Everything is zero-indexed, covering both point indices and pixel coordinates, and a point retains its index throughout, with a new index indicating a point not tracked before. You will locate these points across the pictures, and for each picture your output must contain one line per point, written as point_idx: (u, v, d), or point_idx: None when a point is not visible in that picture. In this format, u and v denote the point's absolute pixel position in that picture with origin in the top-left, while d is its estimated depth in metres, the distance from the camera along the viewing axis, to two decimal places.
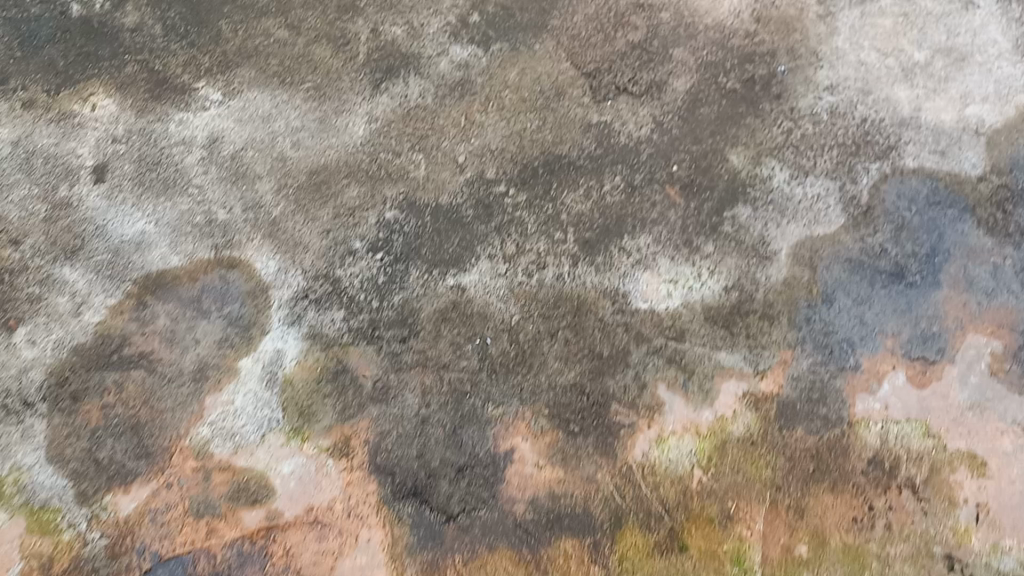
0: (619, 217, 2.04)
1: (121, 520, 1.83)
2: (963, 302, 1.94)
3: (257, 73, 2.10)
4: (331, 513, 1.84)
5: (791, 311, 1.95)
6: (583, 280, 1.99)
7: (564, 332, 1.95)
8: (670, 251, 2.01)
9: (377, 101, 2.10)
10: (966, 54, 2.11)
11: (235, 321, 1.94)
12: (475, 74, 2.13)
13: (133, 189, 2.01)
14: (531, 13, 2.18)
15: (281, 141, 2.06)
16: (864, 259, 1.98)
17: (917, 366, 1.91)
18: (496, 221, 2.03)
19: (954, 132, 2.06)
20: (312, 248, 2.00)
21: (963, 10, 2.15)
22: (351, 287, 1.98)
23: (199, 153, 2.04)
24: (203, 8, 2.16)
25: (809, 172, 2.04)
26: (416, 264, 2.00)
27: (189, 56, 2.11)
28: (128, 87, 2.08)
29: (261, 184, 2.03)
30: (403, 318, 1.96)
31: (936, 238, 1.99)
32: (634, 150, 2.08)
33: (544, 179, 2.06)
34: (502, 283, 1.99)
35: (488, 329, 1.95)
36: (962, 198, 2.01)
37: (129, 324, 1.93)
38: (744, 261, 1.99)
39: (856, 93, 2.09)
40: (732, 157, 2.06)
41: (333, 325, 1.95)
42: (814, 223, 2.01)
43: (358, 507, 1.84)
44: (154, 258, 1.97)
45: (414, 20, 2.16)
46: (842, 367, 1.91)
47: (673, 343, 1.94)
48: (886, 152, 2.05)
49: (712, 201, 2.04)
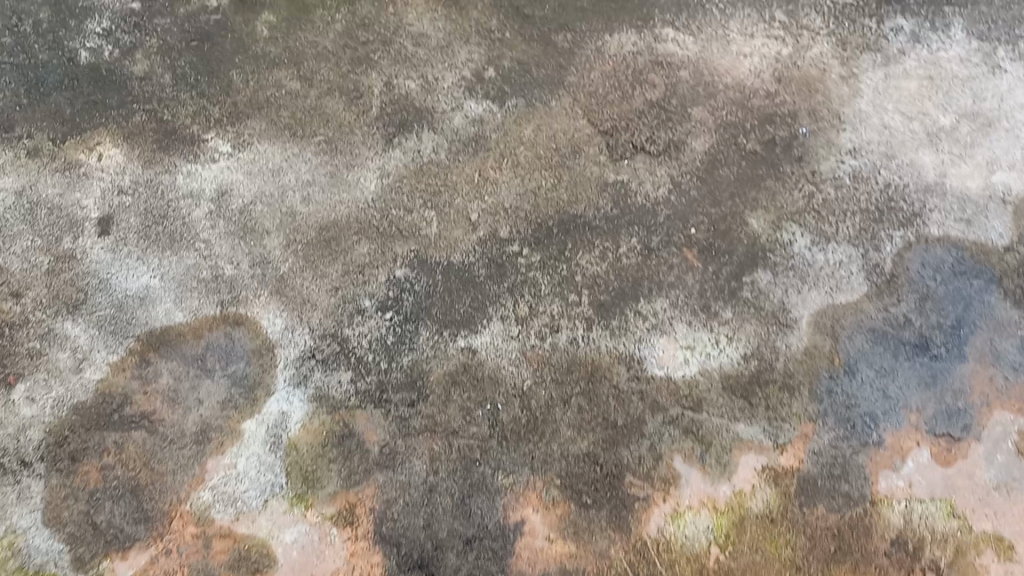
0: (635, 280, 1.98)
1: None
2: (990, 376, 1.89)
3: (268, 124, 2.06)
4: None
5: (812, 382, 1.90)
6: (598, 344, 1.93)
7: (578, 398, 1.89)
8: (687, 316, 1.95)
9: (389, 155, 2.05)
10: (992, 119, 2.06)
11: (239, 381, 1.89)
12: (489, 130, 2.08)
13: (140, 242, 1.97)
14: (548, 69, 2.13)
15: (291, 195, 2.01)
16: (888, 329, 1.93)
17: (942, 443, 1.85)
18: (509, 281, 1.97)
19: (980, 200, 2.01)
20: (320, 306, 1.95)
21: (990, 74, 2.10)
22: (359, 347, 1.92)
23: (208, 206, 2.00)
24: (215, 58, 2.10)
25: (831, 238, 1.99)
26: (426, 324, 1.94)
27: (198, 106, 2.06)
28: (136, 137, 2.04)
29: (269, 240, 1.98)
30: (412, 380, 1.90)
31: (962, 309, 1.93)
32: (651, 211, 2.03)
33: (558, 239, 2.00)
34: (514, 346, 1.93)
35: (499, 394, 1.90)
36: (989, 268, 1.96)
37: (131, 382, 1.89)
38: (764, 328, 1.94)
39: (880, 157, 2.04)
40: (752, 221, 2.01)
41: (340, 387, 1.90)
42: (836, 290, 1.96)
43: None
44: (158, 314, 1.93)
45: (428, 74, 2.11)
46: (865, 443, 1.86)
47: (690, 413, 1.88)
48: (911, 219, 2.00)
49: (731, 265, 1.98)
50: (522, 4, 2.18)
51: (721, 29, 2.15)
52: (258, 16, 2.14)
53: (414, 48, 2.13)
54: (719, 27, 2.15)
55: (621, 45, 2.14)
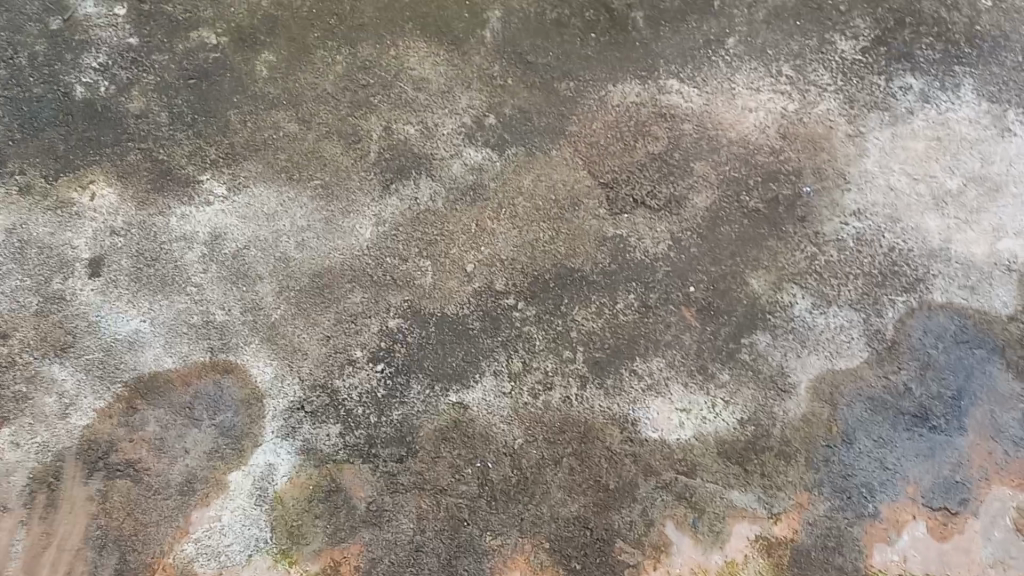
0: (632, 337, 1.94)
1: None
2: (989, 449, 1.87)
3: (265, 166, 2.03)
4: None
5: (809, 451, 1.88)
6: (591, 404, 1.90)
7: (570, 459, 1.86)
8: (683, 377, 1.92)
9: (386, 203, 2.02)
10: (1000, 184, 2.03)
11: (225, 432, 1.87)
12: (487, 179, 2.04)
13: (130, 285, 1.95)
14: (549, 118, 2.08)
15: (285, 242, 1.98)
16: (887, 399, 1.90)
17: (939, 516, 1.84)
18: (504, 335, 1.94)
19: (985, 267, 1.98)
20: (311, 356, 1.91)
21: (998, 136, 2.07)
22: (349, 399, 1.89)
23: (200, 250, 1.97)
24: (212, 96, 2.07)
25: (832, 301, 1.96)
26: (418, 378, 1.91)
27: (195, 146, 2.04)
28: (129, 177, 2.01)
29: (262, 286, 1.96)
30: (402, 436, 1.87)
31: (963, 379, 1.91)
32: (650, 267, 1.99)
33: (555, 293, 1.97)
34: (507, 403, 1.89)
35: (490, 453, 1.87)
36: (990, 338, 1.94)
37: (117, 430, 1.87)
38: (761, 392, 1.91)
39: (884, 220, 2.01)
40: (752, 281, 1.98)
41: (329, 441, 1.87)
42: (835, 355, 1.93)
43: None
44: (147, 359, 1.90)
45: (428, 120, 2.07)
46: (860, 514, 1.85)
47: (684, 478, 1.87)
48: (914, 284, 1.97)
49: (730, 326, 1.95)
50: (526, 51, 2.12)
51: (727, 82, 2.10)
52: (259, 56, 2.10)
53: (414, 93, 2.09)
54: (725, 80, 2.11)
55: (625, 95, 2.10)
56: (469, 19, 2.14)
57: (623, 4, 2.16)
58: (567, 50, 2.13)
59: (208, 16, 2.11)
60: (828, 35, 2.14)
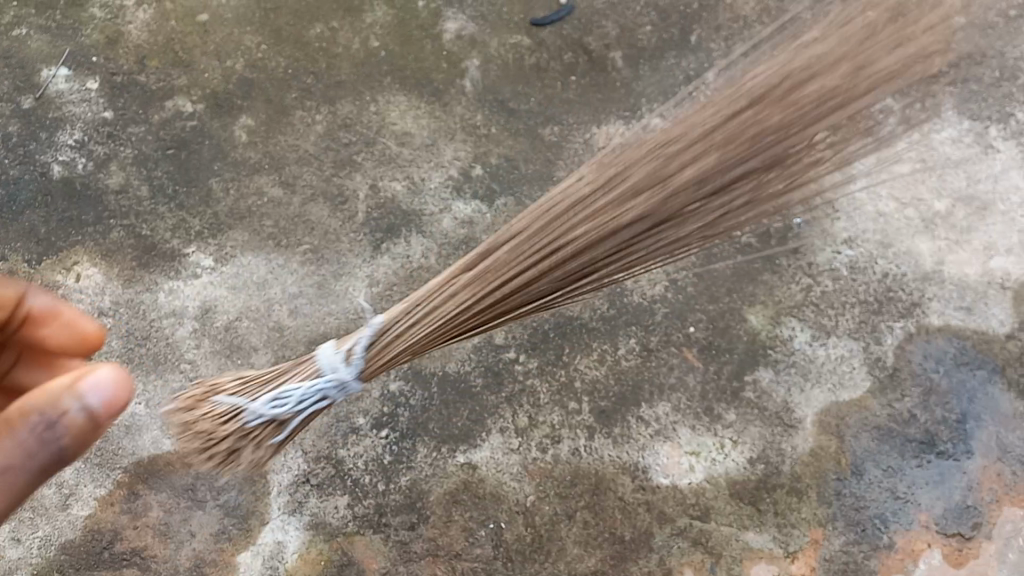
0: (635, 383, 1.92)
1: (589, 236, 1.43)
2: (998, 471, 1.82)
3: (251, 235, 2.05)
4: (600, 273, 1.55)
5: (819, 485, 1.83)
6: (600, 454, 1.86)
7: (583, 512, 1.81)
8: (690, 420, 1.89)
9: (378, 263, 2.02)
10: (987, 203, 2.07)
11: (231, 512, 1.83)
12: (480, 232, 2.05)
13: (123, 367, 1.94)
14: (536, 164, 2.12)
15: (278, 310, 1.97)
16: (892, 427, 1.87)
17: (953, 543, 1.78)
18: (507, 391, 1.92)
19: (979, 286, 1.98)
20: (313, 427, 1.88)
21: (983, 153, 2.12)
22: (355, 469, 1.85)
23: (191, 325, 1.97)
24: (193, 167, 2.13)
25: (831, 332, 1.96)
26: (424, 441, 1.87)
27: (178, 218, 2.07)
28: (114, 255, 2.04)
29: (257, 356, 1.93)
30: (412, 501, 1.83)
31: (966, 403, 1.87)
32: (648, 309, 1.99)
33: (556, 342, 1.96)
34: (515, 459, 1.86)
35: (502, 512, 1.82)
36: (991, 358, 1.91)
37: (120, 518, 1.82)
38: (768, 429, 1.88)
39: (875, 246, 2.03)
40: (750, 317, 1.98)
41: (337, 513, 1.82)
42: (837, 387, 1.91)
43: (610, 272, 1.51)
44: (145, 443, 1.87)
45: (415, 174, 2.11)
46: (876, 546, 1.78)
47: (698, 523, 1.81)
48: (910, 309, 1.97)
49: (732, 364, 1.94)
50: (507, 98, 2.20)
51: None
52: (236, 120, 2.18)
53: (398, 148, 2.14)
54: None
55: (610, 136, 2.14)
56: (448, 70, 2.24)
57: (601, 46, 2.26)
58: (548, 94, 2.20)
59: (181, 84, 2.23)
60: None
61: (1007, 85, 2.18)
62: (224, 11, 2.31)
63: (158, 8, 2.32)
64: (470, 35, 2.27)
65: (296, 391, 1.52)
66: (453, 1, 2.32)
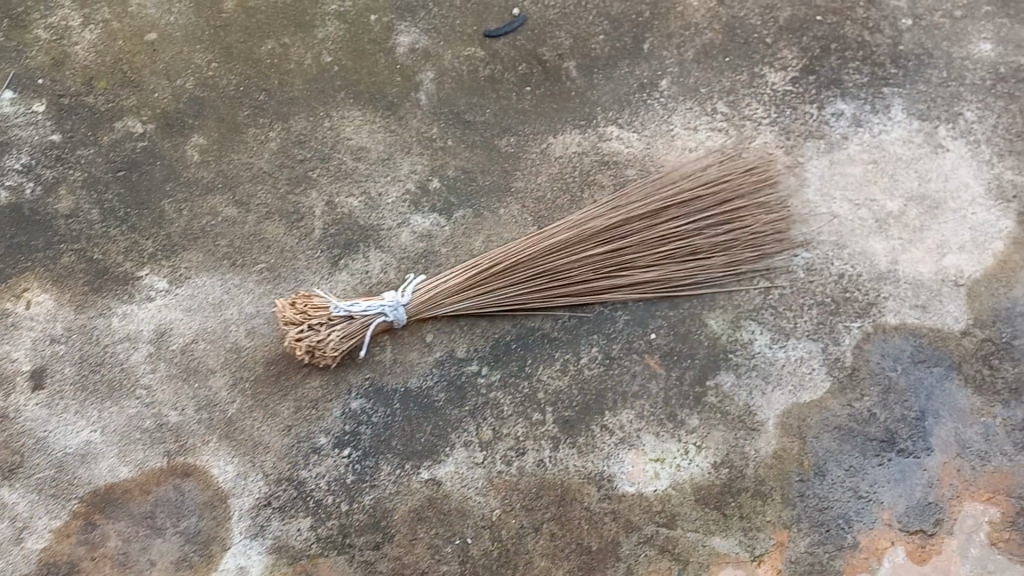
0: (599, 392, 1.92)
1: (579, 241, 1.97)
2: (957, 467, 1.83)
3: (206, 255, 2.03)
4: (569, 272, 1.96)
5: (783, 487, 1.82)
6: (565, 464, 1.84)
7: (549, 524, 1.79)
8: (654, 427, 1.88)
9: (336, 278, 1.99)
10: (939, 201, 2.10)
11: (192, 539, 1.77)
12: (439, 244, 2.03)
13: (77, 394, 1.90)
14: (493, 176, 2.13)
15: (235, 331, 1.95)
16: (853, 426, 1.86)
17: (916, 539, 1.77)
18: (470, 404, 1.90)
19: (934, 285, 2.00)
20: (273, 448, 1.85)
21: (933, 153, 2.15)
22: (318, 489, 1.82)
23: (146, 349, 1.94)
24: (144, 189, 2.11)
25: (790, 334, 1.96)
26: (387, 458, 1.85)
27: (130, 241, 2.05)
28: (65, 281, 2.01)
29: (215, 379, 1.91)
30: (376, 521, 1.79)
31: (925, 400, 1.88)
32: (610, 318, 2.00)
33: (518, 354, 1.96)
34: (480, 473, 1.83)
35: (468, 528, 1.79)
36: (948, 355, 1.93)
37: (77, 549, 1.76)
38: (732, 433, 1.87)
39: (831, 247, 2.05)
40: (710, 321, 1.99)
41: (300, 535, 1.78)
42: (798, 388, 1.91)
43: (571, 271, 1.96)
44: (101, 470, 1.83)
45: (371, 190, 2.10)
46: (841, 546, 1.77)
47: (664, 530, 1.79)
48: (867, 309, 1.98)
49: (694, 369, 1.94)
50: (462, 110, 2.22)
51: (665, 124, 2.19)
52: (187, 139, 2.17)
53: (353, 163, 2.14)
54: (662, 122, 2.19)
55: (566, 146, 2.16)
56: (402, 83, 2.26)
57: (555, 56, 2.30)
58: (504, 105, 2.22)
59: (130, 104, 2.22)
60: (758, 69, 2.27)
61: (955, 86, 2.23)
62: (173, 29, 2.33)
63: (104, 28, 2.34)
64: (423, 48, 2.31)
65: (365, 304, 1.90)
66: (405, 15, 2.36)
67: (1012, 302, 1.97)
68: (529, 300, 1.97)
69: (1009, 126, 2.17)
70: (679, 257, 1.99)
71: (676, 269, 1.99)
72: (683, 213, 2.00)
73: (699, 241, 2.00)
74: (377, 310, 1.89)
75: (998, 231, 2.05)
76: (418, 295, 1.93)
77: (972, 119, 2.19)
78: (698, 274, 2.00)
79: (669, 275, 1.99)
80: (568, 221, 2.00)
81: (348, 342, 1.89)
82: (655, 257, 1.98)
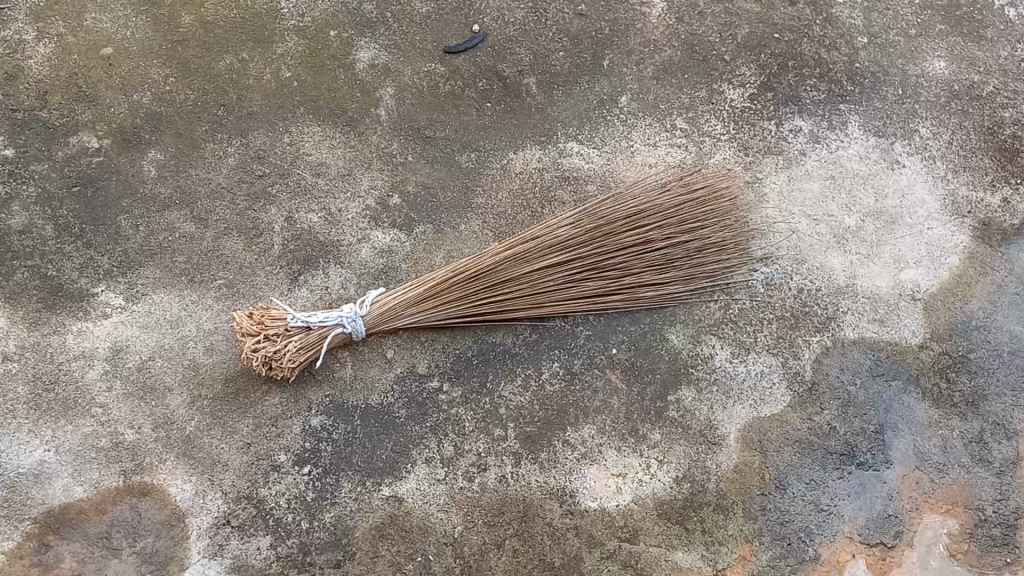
0: (561, 407, 1.91)
1: (538, 252, 1.96)
2: (916, 479, 1.84)
3: (163, 272, 2.00)
4: (529, 284, 1.95)
5: (744, 501, 1.81)
6: (527, 480, 1.83)
7: (512, 540, 1.77)
8: (616, 442, 1.88)
9: (296, 294, 1.98)
10: (896, 217, 2.13)
11: (149, 559, 1.72)
12: (399, 260, 2.03)
13: (29, 414, 1.83)
14: (454, 191, 2.13)
15: (192, 347, 1.92)
16: (813, 440, 1.86)
17: (876, 552, 1.77)
18: (432, 420, 1.89)
19: (891, 299, 2.03)
20: (232, 466, 1.81)
21: (890, 169, 2.20)
22: (278, 508, 1.79)
23: (101, 366, 1.89)
24: (101, 205, 2.08)
25: (750, 349, 1.97)
26: (348, 476, 1.82)
27: (86, 257, 2.01)
28: (18, 298, 1.95)
29: (172, 398, 1.87)
30: (337, 539, 1.76)
31: (884, 413, 1.89)
32: (571, 333, 2.00)
33: (479, 369, 1.95)
34: (442, 490, 1.81)
35: (430, 545, 1.76)
36: (905, 368, 1.94)
37: (30, 572, 1.68)
38: (693, 448, 1.87)
39: (790, 262, 2.07)
40: (672, 336, 2.00)
41: (260, 554, 1.74)
42: (758, 403, 1.91)
43: (532, 283, 1.95)
44: (56, 491, 1.76)
45: (331, 205, 2.09)
46: (802, 559, 1.76)
47: (627, 545, 1.77)
48: (825, 323, 2.00)
49: (655, 384, 1.94)
50: (423, 126, 2.23)
51: (625, 140, 2.21)
52: (145, 154, 2.15)
53: (314, 178, 2.13)
54: (622, 138, 2.22)
55: (526, 162, 2.18)
56: (363, 99, 2.26)
57: (515, 72, 2.32)
58: (465, 121, 2.24)
59: (85, 119, 2.19)
60: (717, 86, 2.30)
61: (909, 103, 2.29)
62: (129, 44, 2.32)
63: (59, 42, 2.30)
64: (384, 64, 2.31)
65: (331, 313, 1.88)
66: (365, 31, 2.37)
67: (967, 315, 2.00)
68: (489, 312, 1.95)
69: (963, 143, 2.24)
70: (641, 268, 1.99)
71: (637, 280, 1.99)
72: (645, 224, 1.99)
73: (660, 252, 2.00)
74: (336, 321, 1.87)
75: (953, 246, 2.09)
76: (376, 307, 1.91)
77: (927, 135, 2.25)
78: (658, 286, 2.00)
79: (630, 286, 1.99)
80: (530, 233, 1.99)
81: (309, 351, 1.87)
82: (616, 269, 1.98)
